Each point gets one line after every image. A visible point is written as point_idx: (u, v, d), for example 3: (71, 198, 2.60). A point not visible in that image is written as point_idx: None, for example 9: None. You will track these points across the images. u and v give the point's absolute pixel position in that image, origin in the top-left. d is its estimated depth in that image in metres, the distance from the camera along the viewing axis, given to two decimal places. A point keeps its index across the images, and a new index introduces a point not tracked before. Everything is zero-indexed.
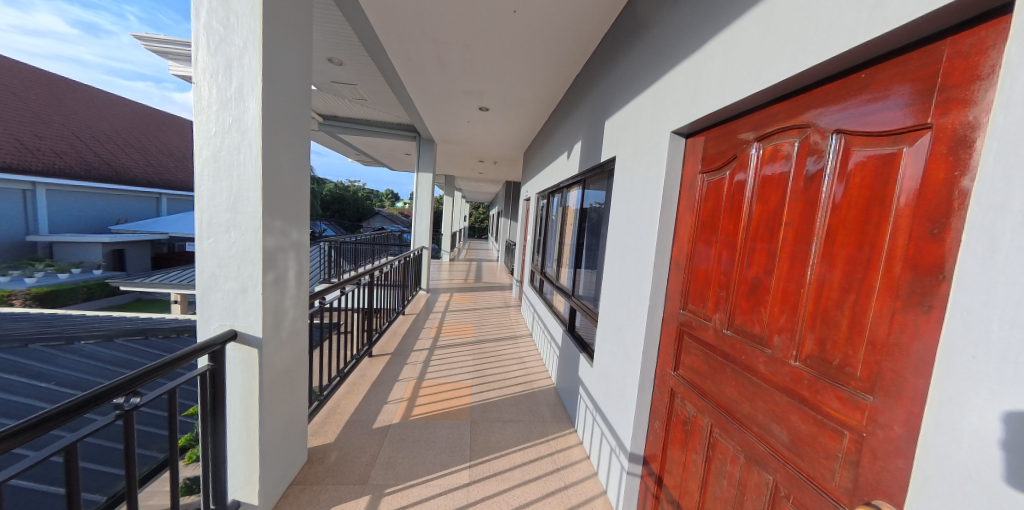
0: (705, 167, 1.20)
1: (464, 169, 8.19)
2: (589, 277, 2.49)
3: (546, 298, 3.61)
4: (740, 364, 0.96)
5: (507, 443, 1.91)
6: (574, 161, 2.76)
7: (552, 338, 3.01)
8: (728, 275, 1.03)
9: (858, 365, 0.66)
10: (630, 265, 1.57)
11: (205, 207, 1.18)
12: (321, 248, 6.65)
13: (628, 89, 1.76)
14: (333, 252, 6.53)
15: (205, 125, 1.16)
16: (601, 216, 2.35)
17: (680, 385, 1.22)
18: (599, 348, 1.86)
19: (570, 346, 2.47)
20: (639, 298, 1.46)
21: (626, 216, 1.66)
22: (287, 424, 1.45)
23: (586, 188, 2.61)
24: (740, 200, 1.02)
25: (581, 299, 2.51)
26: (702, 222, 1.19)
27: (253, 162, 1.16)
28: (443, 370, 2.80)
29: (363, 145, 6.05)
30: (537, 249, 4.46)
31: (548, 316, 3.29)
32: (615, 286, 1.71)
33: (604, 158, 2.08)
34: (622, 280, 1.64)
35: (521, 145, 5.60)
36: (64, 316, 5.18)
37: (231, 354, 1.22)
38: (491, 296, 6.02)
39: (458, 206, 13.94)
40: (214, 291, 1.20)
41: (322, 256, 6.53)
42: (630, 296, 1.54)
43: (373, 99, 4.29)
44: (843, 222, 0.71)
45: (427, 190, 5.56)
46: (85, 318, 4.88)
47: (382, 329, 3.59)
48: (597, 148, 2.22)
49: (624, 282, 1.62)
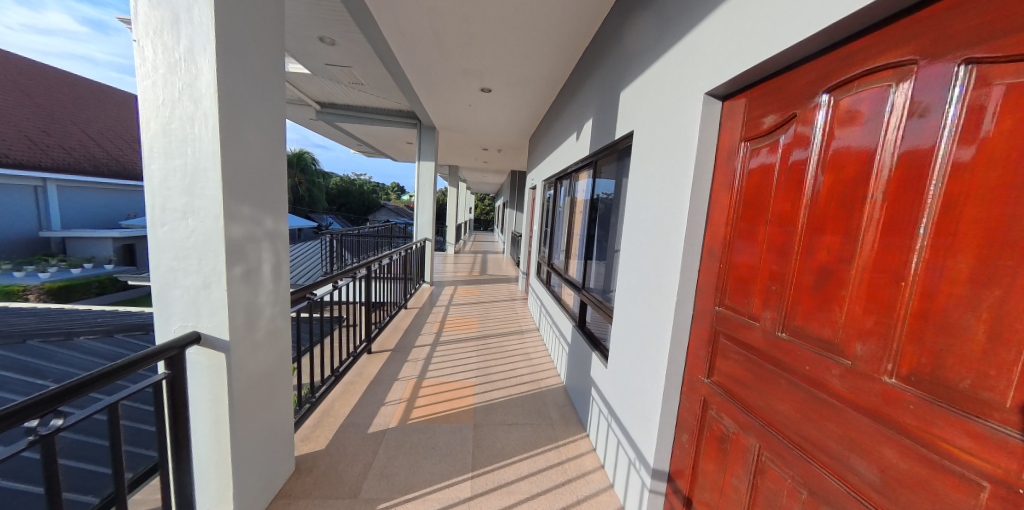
0: (748, 133, 0.98)
1: (468, 158, 7.94)
2: (604, 272, 2.26)
3: (554, 292, 3.40)
4: (798, 376, 0.77)
5: (512, 449, 1.76)
6: (584, 142, 2.54)
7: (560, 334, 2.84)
8: (784, 266, 0.82)
9: (1007, 393, 0.46)
10: (652, 254, 1.37)
11: (158, 190, 1.01)
12: (324, 241, 6.57)
13: (648, 53, 1.53)
14: (335, 245, 6.44)
15: (152, 93, 0.98)
16: (618, 202, 2.12)
17: (715, 395, 1.04)
18: (614, 348, 1.68)
19: (580, 344, 2.30)
20: (663, 292, 1.26)
21: (647, 197, 1.45)
22: (268, 433, 1.31)
23: (596, 172, 2.40)
24: (799, 172, 0.80)
25: (592, 292, 2.33)
26: (744, 202, 0.97)
27: (209, 135, 0.98)
28: (445, 367, 2.66)
29: (363, 135, 5.87)
30: (544, 240, 4.26)
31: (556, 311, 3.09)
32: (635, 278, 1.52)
33: (618, 136, 1.87)
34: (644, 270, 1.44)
35: (526, 131, 5.35)
36: (72, 310, 5.22)
37: (195, 359, 1.06)
38: (496, 289, 5.87)
39: (463, 197, 13.75)
40: (173, 289, 1.04)
41: (324, 248, 6.44)
42: (652, 287, 1.35)
43: (370, 83, 4.08)
44: (971, 189, 0.50)
45: (429, 179, 5.34)
46: (90, 313, 4.89)
47: (382, 323, 3.48)
48: (611, 125, 1.99)
49: (645, 273, 1.42)
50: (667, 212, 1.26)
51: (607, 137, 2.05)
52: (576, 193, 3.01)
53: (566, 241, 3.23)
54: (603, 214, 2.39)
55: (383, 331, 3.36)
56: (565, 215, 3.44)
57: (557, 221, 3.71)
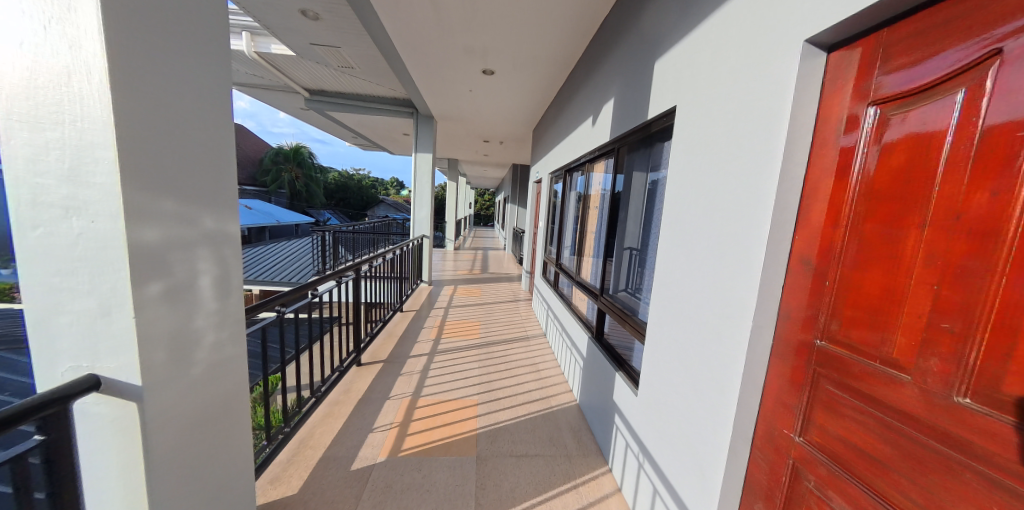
0: (879, 94, 0.66)
1: (468, 151, 7.61)
2: (628, 277, 1.96)
3: (564, 295, 3.11)
4: (1009, 477, 0.47)
5: (524, 492, 1.48)
6: (603, 127, 2.22)
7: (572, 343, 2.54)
8: (970, 294, 0.52)
9: None
10: (710, 260, 1.06)
11: (25, 178, 0.70)
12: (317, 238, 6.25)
13: (698, 7, 1.21)
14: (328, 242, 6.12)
15: (7, 34, 0.66)
16: (646, 196, 1.81)
17: (812, 461, 0.75)
18: (648, 373, 1.39)
19: (599, 359, 2.00)
20: (727, 314, 0.96)
21: (701, 188, 1.13)
22: (215, 492, 1.03)
23: (619, 162, 2.08)
24: (1001, 141, 0.49)
25: (613, 300, 2.02)
26: (872, 191, 0.66)
27: (96, 97, 0.67)
28: (444, 381, 2.39)
29: (357, 125, 5.53)
30: (551, 237, 3.95)
31: (567, 318, 2.79)
32: (682, 291, 1.21)
33: (652, 116, 1.56)
34: (696, 282, 1.13)
35: (530, 120, 5.01)
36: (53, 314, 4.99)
37: (94, 412, 0.77)
38: (499, 288, 5.58)
39: (463, 192, 13.42)
40: (58, 317, 0.74)
41: (317, 246, 6.13)
42: (710, 305, 1.04)
43: (361, 66, 3.74)
44: None
45: (427, 173, 5.02)
46: None
47: (376, 330, 3.19)
48: (641, 105, 1.67)
49: (699, 285, 1.11)
50: (737, 208, 0.95)
51: (635, 119, 1.74)
52: (591, 186, 2.69)
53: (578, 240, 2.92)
54: (625, 209, 2.08)
55: (376, 339, 3.08)
56: (576, 211, 3.13)
57: (567, 217, 3.40)
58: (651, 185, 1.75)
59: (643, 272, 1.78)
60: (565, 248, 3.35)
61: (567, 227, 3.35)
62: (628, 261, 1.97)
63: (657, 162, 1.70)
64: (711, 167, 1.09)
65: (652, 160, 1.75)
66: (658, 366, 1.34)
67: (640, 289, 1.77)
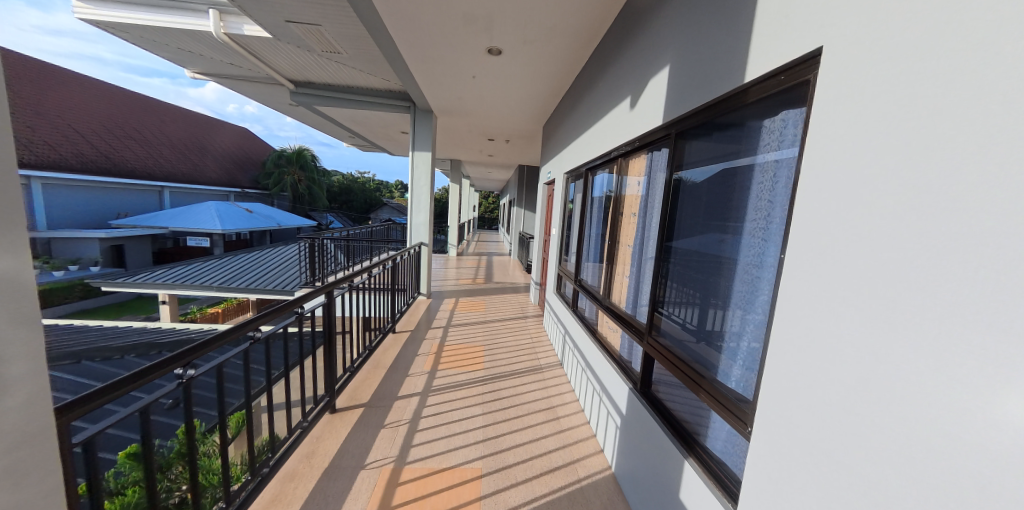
0: None
1: (470, 151, 7.16)
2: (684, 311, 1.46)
3: (589, 323, 2.63)
4: None
5: None
6: (650, 110, 1.70)
7: (606, 393, 2.06)
8: None
9: None
10: (988, 344, 0.57)
11: None
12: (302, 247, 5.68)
13: None
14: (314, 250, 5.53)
15: None
16: (720, 199, 1.31)
17: None
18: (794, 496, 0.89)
19: (653, 429, 1.52)
20: None
21: (928, 198, 0.65)
22: None
23: (676, 152, 1.55)
24: None
25: (668, 343, 1.52)
26: None
27: None
28: (452, 437, 2.33)
29: (350, 122, 5.08)
30: (565, 249, 3.46)
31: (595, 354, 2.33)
32: (878, 369, 0.72)
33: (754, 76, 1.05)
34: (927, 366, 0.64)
35: (540, 114, 4.54)
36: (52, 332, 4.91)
37: None
38: (504, 301, 5.11)
39: (465, 195, 13.03)
40: None
41: (305, 255, 5.64)
42: (980, 425, 0.56)
43: (349, 50, 3.28)
44: None
45: (425, 174, 4.53)
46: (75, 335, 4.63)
47: (355, 367, 2.77)
48: (730, 64, 1.16)
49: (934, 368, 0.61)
50: None
51: (715, 92, 1.24)
52: (624, 188, 2.18)
53: (605, 255, 2.43)
54: (676, 221, 1.58)
55: (350, 375, 2.69)
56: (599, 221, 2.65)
57: (587, 227, 2.92)
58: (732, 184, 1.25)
59: (715, 308, 1.28)
60: (586, 262, 2.86)
61: (588, 237, 2.86)
62: (685, 291, 1.47)
63: (748, 146, 1.18)
64: (978, 159, 0.58)
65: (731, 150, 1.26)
66: (813, 485, 0.84)
67: (715, 331, 1.27)
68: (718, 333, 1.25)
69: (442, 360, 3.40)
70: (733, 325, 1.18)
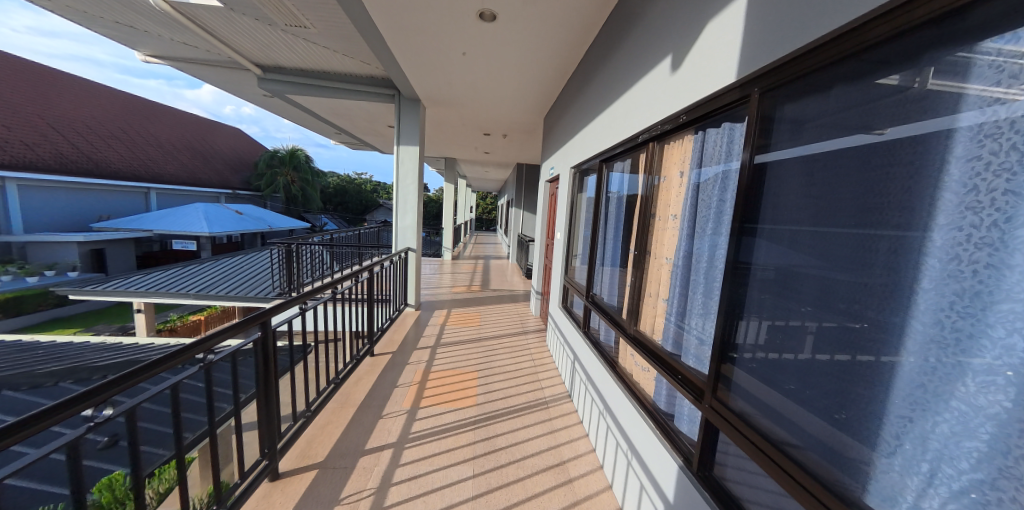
0: None
1: (465, 147, 6.69)
2: (783, 365, 1.00)
3: (607, 353, 2.15)
4: None
5: None
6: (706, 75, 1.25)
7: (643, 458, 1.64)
8: None
9: None
10: None
11: None
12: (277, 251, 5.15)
13: None
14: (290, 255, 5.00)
15: None
16: (850, 201, 0.83)
17: None
18: None
19: None
20: None
21: None
22: None
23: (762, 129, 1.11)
24: None
25: (752, 406, 1.09)
26: None
27: None
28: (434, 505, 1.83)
29: (330, 114, 4.60)
30: (572, 256, 2.99)
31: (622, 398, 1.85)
32: None
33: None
34: None
35: (541, 103, 4.08)
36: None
37: None
38: (501, 312, 4.63)
39: (462, 196, 12.54)
40: None
41: (281, 260, 5.11)
42: None
43: (319, 25, 2.81)
44: None
45: (412, 170, 4.03)
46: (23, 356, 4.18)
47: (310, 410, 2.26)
48: None
49: None
50: None
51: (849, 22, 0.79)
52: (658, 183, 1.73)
53: (628, 268, 1.94)
54: (758, 236, 1.12)
55: (299, 425, 2.15)
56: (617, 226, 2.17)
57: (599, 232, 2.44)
58: (880, 163, 0.77)
59: (858, 374, 0.80)
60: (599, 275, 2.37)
61: (602, 244, 2.38)
62: (778, 332, 1.02)
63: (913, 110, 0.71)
64: None
65: (876, 117, 0.80)
66: None
67: (860, 410, 0.80)
68: (862, 418, 0.79)
69: (430, 389, 2.91)
70: (906, 418, 0.71)
